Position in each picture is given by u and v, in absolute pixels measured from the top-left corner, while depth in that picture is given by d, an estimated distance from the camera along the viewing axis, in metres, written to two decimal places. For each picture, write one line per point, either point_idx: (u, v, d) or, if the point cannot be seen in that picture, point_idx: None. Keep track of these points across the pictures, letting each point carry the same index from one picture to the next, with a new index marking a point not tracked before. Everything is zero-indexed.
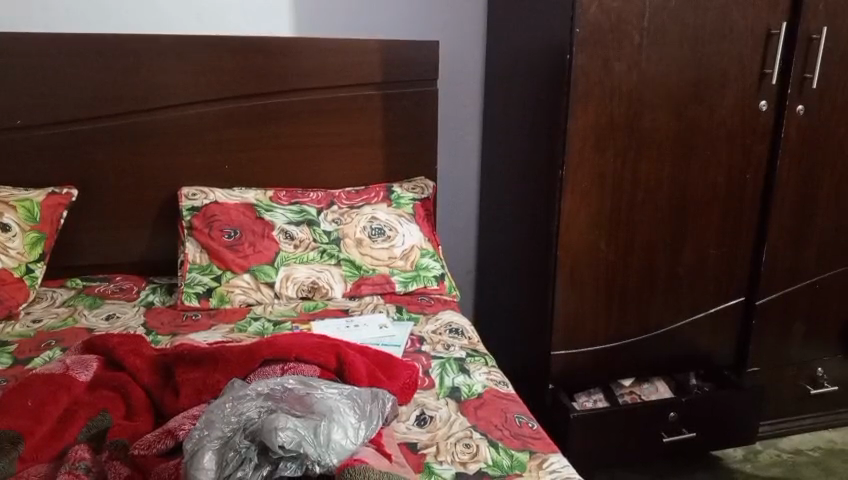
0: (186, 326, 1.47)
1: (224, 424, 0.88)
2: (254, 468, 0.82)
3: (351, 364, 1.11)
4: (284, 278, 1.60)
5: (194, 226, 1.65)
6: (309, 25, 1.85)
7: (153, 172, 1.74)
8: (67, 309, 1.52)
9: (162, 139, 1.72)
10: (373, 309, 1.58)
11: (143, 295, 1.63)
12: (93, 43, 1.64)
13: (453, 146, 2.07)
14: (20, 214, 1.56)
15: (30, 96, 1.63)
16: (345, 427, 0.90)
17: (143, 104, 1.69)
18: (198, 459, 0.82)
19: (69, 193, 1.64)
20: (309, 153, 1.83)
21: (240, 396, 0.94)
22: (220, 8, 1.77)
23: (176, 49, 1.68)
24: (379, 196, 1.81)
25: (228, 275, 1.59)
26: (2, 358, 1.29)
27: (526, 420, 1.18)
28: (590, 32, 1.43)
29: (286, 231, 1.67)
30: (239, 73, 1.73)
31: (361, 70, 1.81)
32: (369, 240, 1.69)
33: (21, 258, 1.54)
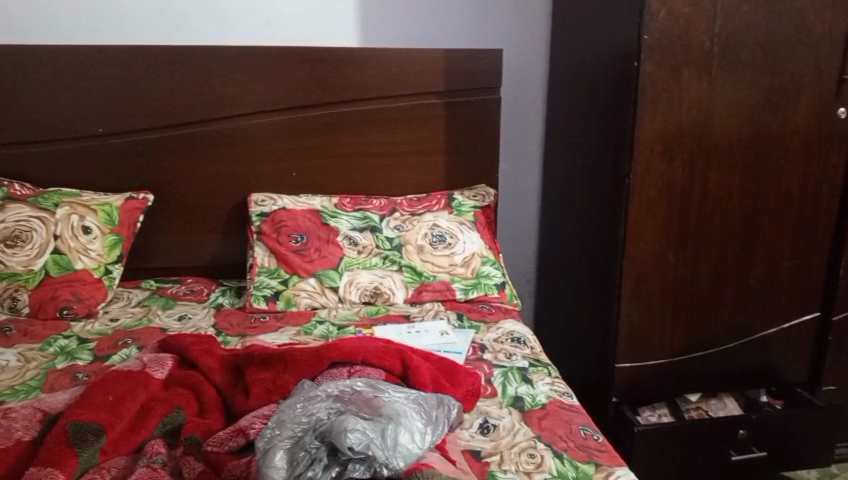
0: (255, 327, 1.52)
1: (295, 424, 0.90)
2: (323, 468, 0.83)
3: (416, 369, 1.12)
4: (348, 283, 1.63)
5: (263, 231, 1.70)
6: (374, 35, 1.88)
7: (223, 179, 1.80)
8: (142, 310, 1.59)
9: (232, 147, 1.78)
10: (434, 315, 1.59)
11: (213, 297, 1.68)
12: (169, 54, 1.71)
13: (515, 155, 2.06)
14: (100, 217, 1.64)
15: (110, 106, 1.72)
16: (412, 431, 0.91)
17: (215, 113, 1.75)
18: (270, 457, 0.84)
19: (146, 198, 1.73)
20: (372, 161, 1.86)
21: (310, 397, 0.96)
22: (288, 19, 1.83)
23: (247, 60, 1.74)
24: (440, 203, 1.81)
25: (294, 279, 1.63)
26: (83, 355, 1.36)
27: (591, 431, 1.16)
28: (659, 39, 1.40)
29: (350, 237, 1.70)
30: (306, 83, 1.77)
31: (424, 79, 1.82)
32: (430, 247, 1.70)
33: (100, 260, 1.61)
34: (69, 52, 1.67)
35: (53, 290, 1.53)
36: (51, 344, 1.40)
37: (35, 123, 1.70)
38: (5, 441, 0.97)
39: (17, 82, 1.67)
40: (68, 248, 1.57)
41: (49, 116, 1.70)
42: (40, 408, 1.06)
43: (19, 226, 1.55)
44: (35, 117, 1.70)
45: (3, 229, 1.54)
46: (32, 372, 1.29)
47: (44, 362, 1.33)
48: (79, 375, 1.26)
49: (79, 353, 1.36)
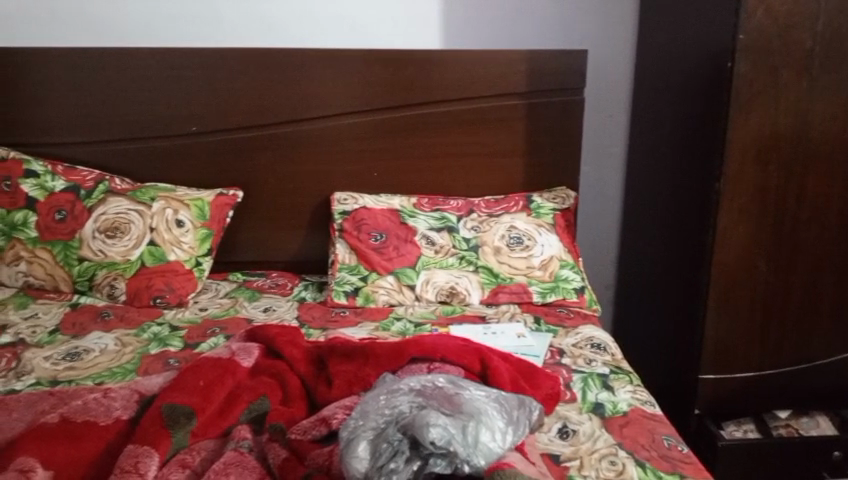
0: (335, 321, 1.55)
1: (378, 416, 0.91)
2: (405, 461, 0.84)
3: (495, 369, 1.11)
4: (425, 282, 1.64)
5: (344, 229, 1.73)
6: (456, 37, 1.89)
7: (306, 178, 1.84)
8: (229, 301, 1.65)
9: (316, 147, 1.82)
10: (511, 318, 1.58)
11: (296, 291, 1.73)
12: (260, 56, 1.77)
13: (596, 158, 2.02)
14: (193, 212, 1.71)
15: (203, 106, 1.80)
16: (493, 430, 0.90)
17: (301, 114, 1.80)
18: (353, 447, 0.86)
19: (235, 194, 1.79)
20: (452, 162, 1.86)
21: (393, 390, 0.97)
22: (373, 23, 1.87)
23: (332, 61, 1.77)
24: (518, 205, 1.79)
25: (373, 276, 1.66)
26: (174, 341, 1.42)
27: (675, 442, 1.12)
28: (756, 38, 1.35)
29: (428, 237, 1.71)
30: (388, 84, 1.79)
31: (506, 80, 1.81)
32: (507, 249, 1.68)
33: (192, 252, 1.68)
34: (167, 54, 1.76)
35: (148, 279, 1.61)
36: (145, 331, 1.47)
37: (135, 121, 1.80)
38: (106, 419, 1.02)
39: (120, 83, 1.78)
40: (163, 240, 1.65)
41: (147, 115, 1.80)
42: (137, 388, 1.10)
43: (118, 217, 1.64)
44: (135, 116, 1.80)
45: (105, 220, 1.64)
46: (129, 356, 1.36)
47: (139, 347, 1.40)
48: (171, 361, 1.32)
49: (171, 340, 1.43)
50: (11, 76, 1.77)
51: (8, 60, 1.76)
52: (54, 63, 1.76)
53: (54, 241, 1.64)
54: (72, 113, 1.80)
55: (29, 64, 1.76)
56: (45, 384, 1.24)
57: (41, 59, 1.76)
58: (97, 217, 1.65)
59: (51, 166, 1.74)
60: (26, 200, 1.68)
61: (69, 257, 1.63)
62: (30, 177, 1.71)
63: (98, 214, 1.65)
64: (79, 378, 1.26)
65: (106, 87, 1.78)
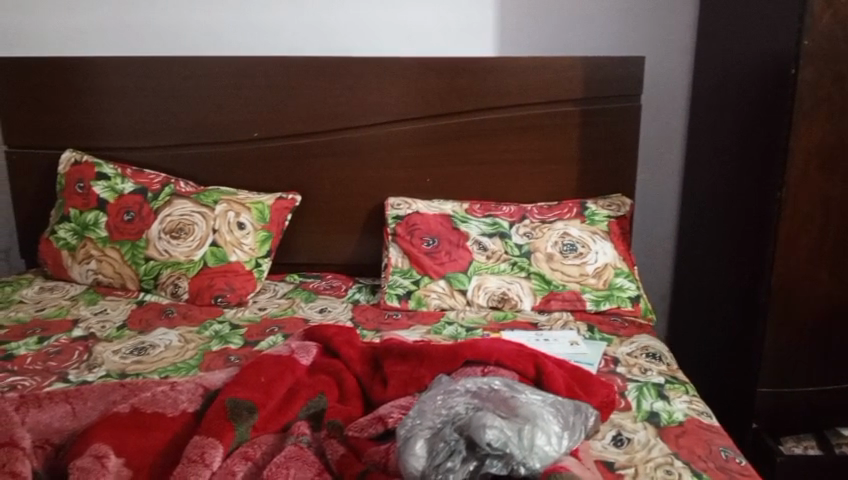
0: (388, 324, 1.58)
1: (435, 416, 0.93)
2: (462, 461, 0.86)
3: (550, 374, 1.12)
4: (477, 287, 1.65)
5: (397, 234, 1.76)
6: (511, 45, 1.91)
7: (362, 183, 1.88)
8: (287, 301, 1.70)
9: (372, 153, 1.86)
10: (564, 325, 1.57)
11: (350, 293, 1.77)
12: (319, 64, 1.82)
13: (653, 166, 2.00)
14: (254, 215, 1.77)
15: (264, 113, 1.85)
16: (549, 434, 0.90)
17: (357, 120, 1.84)
18: (410, 445, 0.88)
19: (294, 198, 1.84)
20: (506, 169, 1.86)
21: (450, 390, 0.99)
22: (429, 31, 1.90)
23: (389, 69, 1.81)
24: (572, 212, 1.78)
25: (425, 280, 1.68)
26: (235, 339, 1.48)
27: (733, 454, 1.10)
28: (821, 45, 1.32)
29: (480, 242, 1.72)
30: (444, 92, 1.82)
31: (562, 87, 1.81)
32: (560, 255, 1.68)
33: (252, 253, 1.73)
34: (231, 63, 1.83)
35: (209, 279, 1.66)
36: (207, 328, 1.53)
37: (199, 127, 1.87)
38: (173, 410, 1.06)
39: (186, 90, 1.85)
40: (225, 241, 1.70)
41: (211, 121, 1.87)
42: (202, 383, 1.14)
43: (183, 219, 1.71)
44: (199, 122, 1.87)
45: (171, 221, 1.71)
46: (192, 352, 1.42)
47: (201, 344, 1.45)
48: (232, 358, 1.37)
49: (232, 337, 1.48)
50: (86, 84, 1.86)
51: (83, 69, 1.85)
52: (125, 71, 1.85)
53: (123, 241, 1.72)
54: (141, 119, 1.88)
55: (102, 73, 1.85)
56: (114, 377, 1.30)
57: (113, 68, 1.84)
58: (162, 218, 1.72)
59: (121, 170, 1.83)
60: (97, 202, 1.77)
61: (136, 257, 1.70)
62: (102, 179, 1.80)
63: (164, 215, 1.72)
64: (146, 372, 1.32)
65: (174, 94, 1.85)
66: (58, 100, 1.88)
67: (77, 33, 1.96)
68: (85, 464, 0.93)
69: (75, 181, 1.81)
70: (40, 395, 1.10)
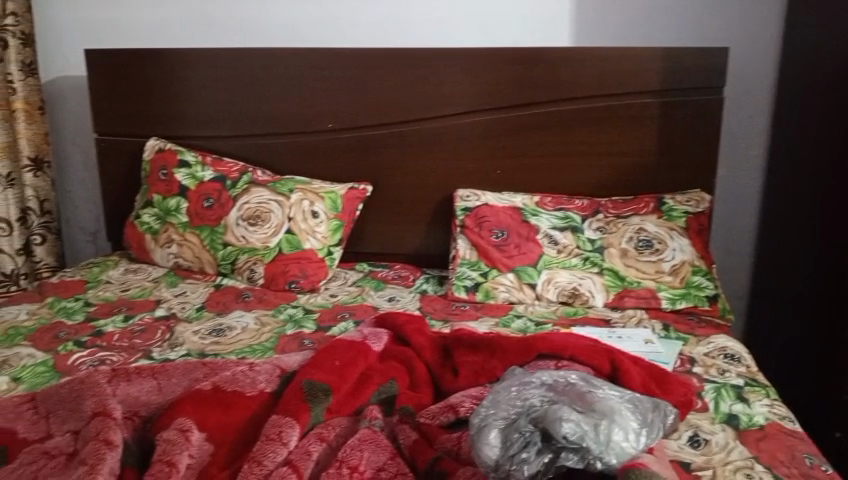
0: (456, 315, 1.59)
1: (509, 406, 0.93)
2: (537, 452, 0.86)
3: (627, 371, 1.10)
4: (546, 281, 1.64)
5: (466, 225, 1.76)
6: (588, 36, 1.87)
7: (433, 174, 1.88)
8: (357, 289, 1.73)
9: (444, 144, 1.86)
10: (638, 323, 1.54)
11: (418, 283, 1.78)
12: (393, 55, 1.83)
13: (735, 161, 1.92)
14: (327, 204, 1.80)
15: (338, 103, 1.88)
16: (627, 430, 0.88)
17: (430, 111, 1.85)
18: (485, 435, 0.88)
19: (365, 188, 1.87)
20: (579, 161, 1.83)
21: (525, 382, 0.98)
22: (504, 23, 1.89)
23: (463, 60, 1.81)
24: (649, 207, 1.73)
25: (493, 273, 1.67)
26: (308, 323, 1.52)
27: (818, 462, 1.05)
28: None
29: (551, 236, 1.69)
30: (517, 83, 1.80)
31: (640, 79, 1.77)
32: (635, 251, 1.64)
33: (324, 241, 1.77)
34: (308, 55, 1.86)
35: (285, 265, 1.71)
36: (282, 312, 1.58)
37: (276, 117, 1.92)
38: (251, 390, 1.10)
39: (265, 81, 1.90)
40: (299, 229, 1.75)
41: (287, 112, 1.91)
42: (279, 364, 1.18)
43: (260, 206, 1.76)
44: (276, 112, 1.92)
45: (248, 208, 1.76)
46: (267, 335, 1.46)
47: (276, 327, 1.50)
48: (306, 342, 1.41)
49: (305, 322, 1.52)
50: (170, 74, 1.93)
51: (168, 60, 1.93)
52: (207, 63, 1.91)
53: (202, 226, 1.78)
54: (221, 110, 1.94)
55: (185, 64, 1.92)
56: (194, 356, 1.36)
57: (196, 59, 1.91)
58: (240, 205, 1.77)
59: (201, 158, 1.89)
60: (179, 189, 1.84)
61: (215, 242, 1.77)
62: (183, 167, 1.87)
63: (242, 202, 1.78)
64: (224, 352, 1.37)
65: (252, 85, 1.91)
66: (144, 90, 1.96)
67: (163, 25, 2.04)
68: (170, 436, 0.97)
69: (159, 168, 1.88)
70: (129, 369, 1.16)
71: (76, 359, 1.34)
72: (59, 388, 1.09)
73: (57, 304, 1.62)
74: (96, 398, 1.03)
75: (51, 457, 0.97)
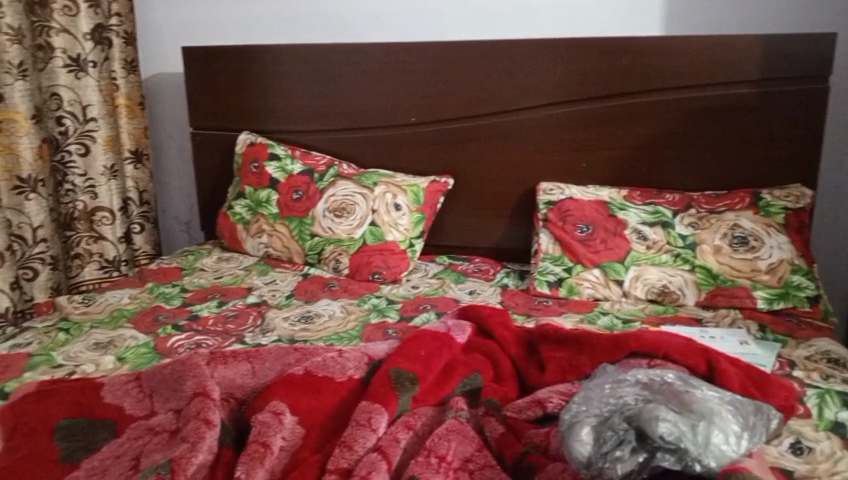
0: (540, 310, 1.57)
1: (602, 404, 0.91)
2: (631, 451, 0.83)
3: (724, 372, 1.05)
4: (634, 278, 1.59)
5: (549, 219, 1.73)
6: (679, 25, 1.81)
7: (515, 167, 1.86)
8: (438, 281, 1.74)
9: (526, 137, 1.83)
10: (731, 323, 1.48)
11: (499, 277, 1.77)
12: (478, 47, 1.82)
13: (840, 154, 1.81)
14: (409, 197, 1.82)
15: (422, 97, 1.89)
16: (727, 433, 0.85)
17: (514, 104, 1.83)
18: (576, 431, 0.87)
19: (447, 182, 1.87)
20: (669, 154, 1.76)
21: (619, 380, 0.96)
22: (592, 13, 1.84)
23: (549, 52, 1.78)
24: (744, 202, 1.65)
25: (578, 268, 1.64)
26: (391, 313, 1.54)
27: None
28: None
29: (639, 231, 1.64)
30: (605, 74, 1.76)
31: (737, 68, 1.69)
32: (729, 248, 1.57)
33: (406, 234, 1.78)
34: (393, 49, 1.88)
35: (368, 256, 1.74)
36: (366, 301, 1.60)
37: (361, 111, 1.96)
38: (341, 376, 1.13)
39: (351, 76, 1.93)
40: (383, 221, 1.77)
41: (372, 105, 1.94)
42: (366, 352, 1.21)
43: (346, 199, 1.80)
44: (361, 106, 1.95)
45: (335, 201, 1.80)
46: (353, 323, 1.49)
47: (361, 315, 1.53)
48: (390, 332, 1.43)
49: (388, 311, 1.55)
50: (260, 70, 2.00)
51: (259, 57, 1.99)
52: (295, 58, 1.96)
53: (291, 218, 1.84)
54: (308, 104, 1.99)
55: (275, 59, 1.98)
56: (284, 341, 1.40)
57: (285, 54, 1.96)
58: (327, 198, 1.82)
59: (291, 151, 1.95)
60: (269, 181, 1.90)
61: (303, 233, 1.82)
62: (273, 160, 1.93)
63: (328, 195, 1.82)
64: (313, 339, 1.41)
65: (338, 80, 1.95)
66: (235, 86, 2.04)
67: (254, 22, 2.11)
68: (266, 419, 1.00)
69: (250, 160, 1.95)
70: (225, 353, 1.21)
71: (175, 342, 1.41)
72: (162, 368, 1.15)
73: (157, 289, 1.71)
74: (196, 379, 1.07)
75: (155, 433, 1.03)
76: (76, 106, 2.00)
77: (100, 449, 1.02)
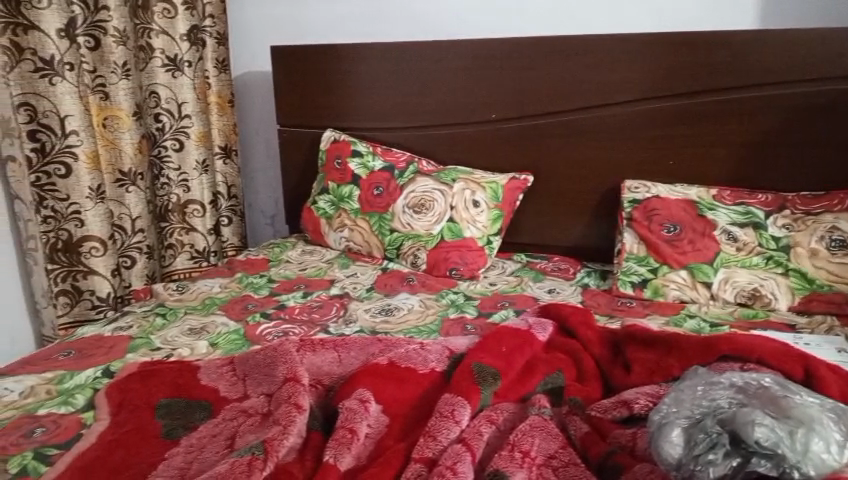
0: (622, 310, 1.54)
1: (694, 406, 0.89)
2: (724, 455, 0.81)
3: (824, 379, 1.01)
4: (723, 280, 1.54)
5: (633, 218, 1.70)
6: (775, 18, 1.73)
7: (597, 164, 1.83)
8: (516, 279, 1.73)
9: (610, 134, 1.80)
10: (829, 330, 1.40)
11: (579, 276, 1.75)
12: (561, 43, 1.80)
13: None
14: (488, 194, 1.82)
15: (503, 94, 1.89)
16: (828, 441, 0.80)
17: (597, 101, 1.80)
18: (666, 432, 0.86)
19: (526, 179, 1.86)
20: (762, 152, 1.69)
21: (712, 383, 0.94)
22: (680, 7, 1.79)
23: (634, 47, 1.74)
24: (844, 203, 1.56)
25: (663, 269, 1.60)
26: (470, 309, 1.55)
27: None
28: None
29: (729, 232, 1.58)
30: (694, 70, 1.70)
31: (839, 62, 1.60)
32: (826, 251, 1.49)
33: (484, 231, 1.79)
34: (474, 46, 1.89)
35: (446, 252, 1.75)
36: (445, 297, 1.62)
37: (442, 108, 1.98)
38: (424, 368, 1.16)
39: (433, 73, 1.95)
40: (461, 218, 1.78)
41: (453, 103, 1.96)
42: (447, 345, 1.23)
43: (425, 195, 1.82)
44: (442, 103, 1.97)
45: (414, 197, 1.83)
46: (432, 317, 1.51)
47: (440, 310, 1.55)
48: (469, 327, 1.44)
49: (467, 307, 1.56)
50: (344, 69, 2.05)
51: (343, 56, 2.04)
52: (379, 56, 2.00)
53: (372, 213, 1.88)
54: (390, 101, 2.03)
55: (358, 57, 2.02)
56: (366, 332, 1.44)
57: (368, 52, 2.01)
58: (407, 194, 1.84)
59: (372, 148, 1.99)
60: (351, 177, 1.94)
61: (383, 228, 1.85)
62: (356, 156, 1.97)
63: (408, 191, 1.84)
64: (393, 331, 1.44)
65: (420, 78, 1.97)
66: (320, 84, 2.09)
67: (339, 21, 2.17)
68: (352, 405, 1.03)
69: (334, 157, 2.00)
70: (313, 340, 1.26)
71: (264, 329, 1.47)
72: (255, 353, 1.20)
73: (245, 279, 1.78)
74: (287, 365, 1.12)
75: (249, 415, 1.08)
76: (172, 104, 2.09)
77: (198, 427, 1.07)
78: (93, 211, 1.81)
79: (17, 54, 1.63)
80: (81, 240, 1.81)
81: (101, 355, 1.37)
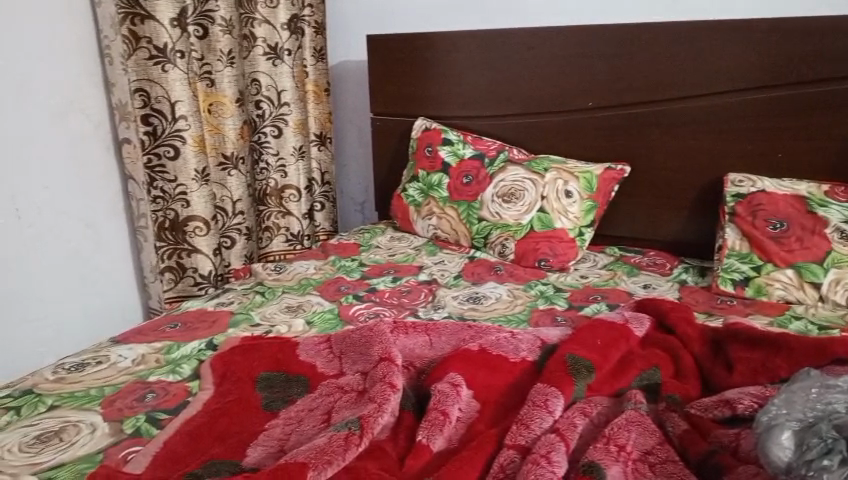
0: (722, 308, 1.48)
1: (807, 410, 0.85)
2: (841, 461, 0.75)
3: None
4: (834, 282, 1.44)
5: (736, 213, 1.62)
6: None
7: (698, 156, 1.76)
8: (608, 272, 1.70)
9: (715, 124, 1.72)
10: None
11: (676, 272, 1.69)
12: (663, 30, 1.73)
13: None
14: (581, 184, 1.79)
15: (600, 82, 1.85)
16: None
17: (701, 90, 1.73)
18: (776, 435, 0.82)
19: (623, 169, 1.81)
20: None
21: (829, 385, 0.90)
22: None
23: (744, 34, 1.65)
24: None
25: (768, 267, 1.52)
26: (560, 300, 1.53)
27: None
28: None
29: (842, 230, 1.49)
30: (810, 57, 1.60)
31: None
32: None
33: (576, 222, 1.76)
34: (571, 33, 1.85)
35: (535, 243, 1.73)
36: (533, 287, 1.61)
37: (535, 97, 1.95)
38: (515, 357, 1.15)
39: (528, 61, 1.93)
40: (552, 208, 1.76)
41: (547, 91, 1.93)
42: (539, 335, 1.22)
43: (515, 185, 1.81)
44: (536, 91, 1.94)
45: (504, 186, 1.82)
46: (521, 307, 1.50)
47: (528, 300, 1.54)
48: (559, 318, 1.43)
49: (557, 299, 1.54)
50: (438, 57, 2.06)
51: (437, 43, 2.05)
52: (474, 43, 1.99)
53: (460, 201, 1.88)
54: (484, 90, 2.03)
55: (453, 45, 2.02)
56: (455, 317, 1.45)
57: (463, 40, 2.01)
58: (497, 183, 1.84)
59: (464, 137, 1.99)
60: (442, 165, 1.95)
61: (471, 217, 1.85)
62: (446, 144, 1.98)
63: (498, 180, 1.84)
64: (482, 318, 1.45)
65: (515, 66, 1.95)
66: (414, 71, 2.11)
67: (434, 10, 2.18)
68: (444, 389, 1.04)
69: (425, 145, 2.02)
70: (406, 323, 1.28)
71: (356, 310, 1.51)
72: (350, 334, 1.24)
73: (338, 262, 1.83)
74: (381, 346, 1.16)
75: (344, 391, 1.11)
76: (272, 91, 2.16)
77: (296, 401, 1.12)
78: (198, 192, 1.90)
79: (134, 43, 1.73)
80: (186, 219, 1.91)
81: (204, 328, 1.45)
